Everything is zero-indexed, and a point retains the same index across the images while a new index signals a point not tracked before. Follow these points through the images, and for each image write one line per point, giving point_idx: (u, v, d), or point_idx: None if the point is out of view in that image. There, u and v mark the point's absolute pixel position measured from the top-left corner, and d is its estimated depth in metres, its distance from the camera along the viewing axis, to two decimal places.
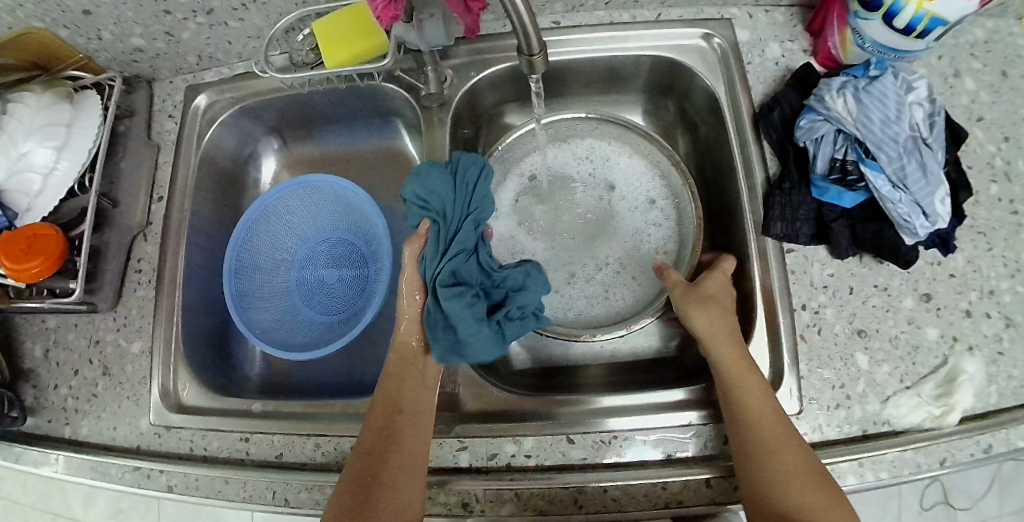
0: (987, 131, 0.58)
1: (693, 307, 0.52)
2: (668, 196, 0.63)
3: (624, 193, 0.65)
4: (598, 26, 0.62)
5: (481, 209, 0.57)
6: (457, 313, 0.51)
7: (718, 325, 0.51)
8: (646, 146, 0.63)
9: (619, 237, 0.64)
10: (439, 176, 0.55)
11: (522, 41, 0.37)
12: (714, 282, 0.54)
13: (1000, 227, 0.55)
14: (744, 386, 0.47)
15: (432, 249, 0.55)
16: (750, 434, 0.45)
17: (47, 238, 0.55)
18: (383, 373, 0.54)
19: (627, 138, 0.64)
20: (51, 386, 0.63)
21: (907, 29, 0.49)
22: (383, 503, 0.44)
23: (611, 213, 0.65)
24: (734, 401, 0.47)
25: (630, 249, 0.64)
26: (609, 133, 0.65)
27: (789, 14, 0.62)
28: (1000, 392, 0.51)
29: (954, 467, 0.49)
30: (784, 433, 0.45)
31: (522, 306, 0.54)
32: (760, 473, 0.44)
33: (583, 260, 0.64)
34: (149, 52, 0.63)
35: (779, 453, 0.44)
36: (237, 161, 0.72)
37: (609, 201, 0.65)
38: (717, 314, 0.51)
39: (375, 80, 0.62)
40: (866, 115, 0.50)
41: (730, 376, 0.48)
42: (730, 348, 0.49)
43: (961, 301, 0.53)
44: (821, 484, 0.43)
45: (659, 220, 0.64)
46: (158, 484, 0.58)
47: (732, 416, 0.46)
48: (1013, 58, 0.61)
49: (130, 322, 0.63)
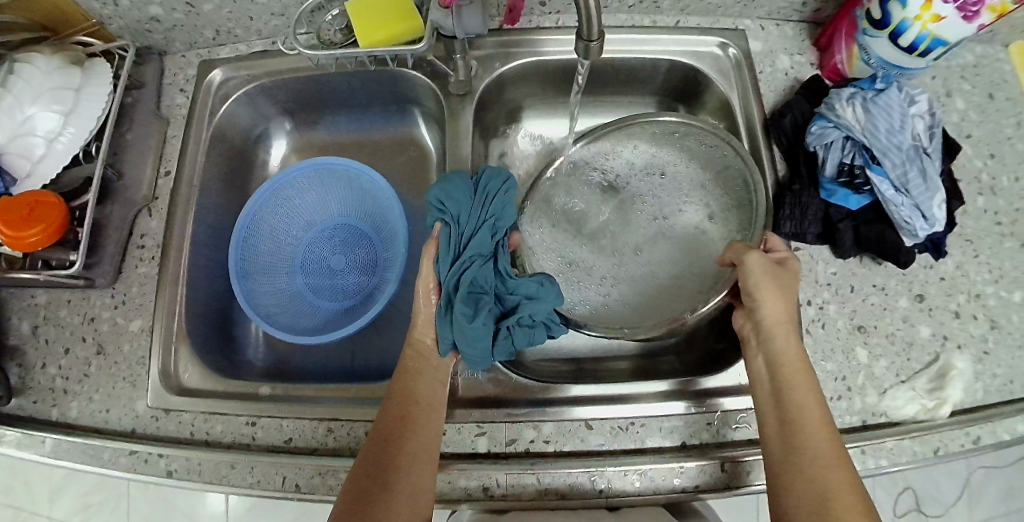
0: (975, 148, 0.63)
1: (767, 288, 0.49)
2: (721, 203, 0.63)
3: (682, 205, 0.65)
4: (619, 28, 0.64)
5: (501, 217, 0.56)
6: (463, 316, 0.51)
7: (782, 316, 0.48)
8: (700, 152, 0.63)
9: (672, 248, 0.64)
10: (460, 183, 0.56)
11: (582, 26, 0.41)
12: (791, 270, 0.51)
13: (986, 236, 0.60)
14: (801, 389, 0.45)
15: (444, 252, 0.55)
16: (802, 437, 0.42)
17: (50, 206, 0.52)
18: (399, 366, 0.52)
19: (679, 146, 0.64)
20: (39, 365, 0.59)
21: (910, 48, 0.52)
22: (397, 495, 0.43)
23: (668, 225, 0.65)
24: (790, 403, 0.44)
25: (679, 262, 0.63)
26: (665, 145, 0.65)
27: (798, 29, 0.66)
28: (985, 388, 0.54)
29: (947, 456, 0.52)
30: (836, 447, 0.42)
31: (533, 315, 0.54)
32: (809, 484, 0.40)
33: (628, 266, 0.64)
34: (166, 23, 0.62)
35: (835, 469, 0.40)
36: (246, 140, 0.71)
37: (659, 209, 0.65)
38: (784, 303, 0.49)
39: (405, 64, 0.63)
40: (873, 124, 0.54)
41: (787, 375, 0.46)
42: (793, 346, 0.47)
43: (950, 303, 0.57)
44: (870, 512, 0.38)
45: (715, 225, 0.63)
46: (155, 469, 0.53)
47: (786, 423, 0.44)
48: (999, 82, 0.66)
49: (129, 300, 0.60)
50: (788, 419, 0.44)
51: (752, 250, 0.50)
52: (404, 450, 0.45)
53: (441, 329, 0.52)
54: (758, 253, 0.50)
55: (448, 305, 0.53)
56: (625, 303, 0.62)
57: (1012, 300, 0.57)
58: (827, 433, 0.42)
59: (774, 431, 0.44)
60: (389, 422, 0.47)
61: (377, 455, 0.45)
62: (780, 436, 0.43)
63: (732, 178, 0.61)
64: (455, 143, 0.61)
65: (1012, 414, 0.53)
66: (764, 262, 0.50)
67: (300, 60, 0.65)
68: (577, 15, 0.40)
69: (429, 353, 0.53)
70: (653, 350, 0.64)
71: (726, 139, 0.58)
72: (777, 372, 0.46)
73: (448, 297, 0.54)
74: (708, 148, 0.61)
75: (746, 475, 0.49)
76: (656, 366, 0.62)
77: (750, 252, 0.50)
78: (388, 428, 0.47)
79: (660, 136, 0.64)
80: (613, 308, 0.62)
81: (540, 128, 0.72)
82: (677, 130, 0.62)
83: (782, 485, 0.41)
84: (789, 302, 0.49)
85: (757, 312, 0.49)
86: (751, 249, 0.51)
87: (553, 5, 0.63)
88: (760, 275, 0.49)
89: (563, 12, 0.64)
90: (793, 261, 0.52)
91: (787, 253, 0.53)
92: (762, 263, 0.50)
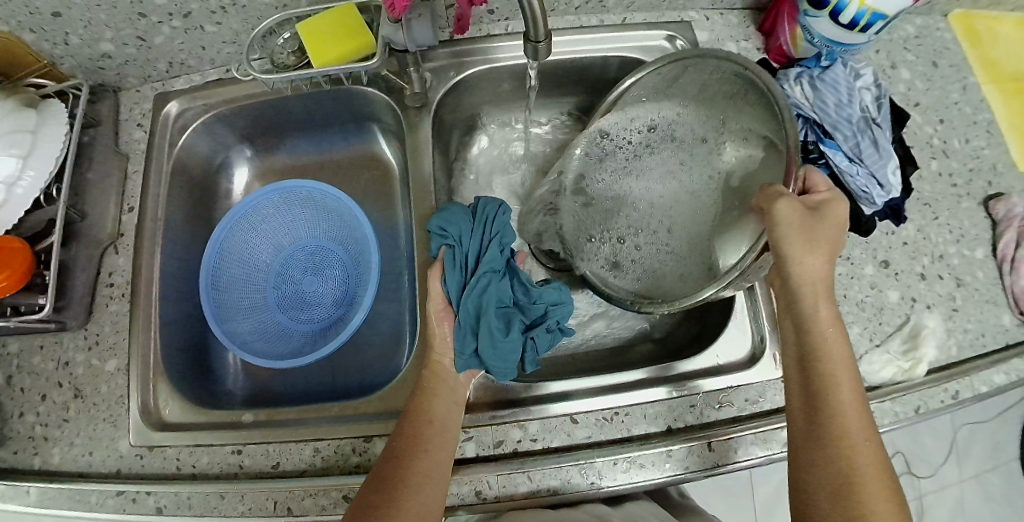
0: (924, 115, 0.65)
1: (798, 244, 0.42)
2: (743, 135, 0.52)
3: (694, 144, 0.56)
4: (568, 29, 0.64)
5: (505, 235, 0.58)
6: (494, 330, 0.52)
7: (813, 279, 0.44)
8: (715, 92, 0.54)
9: (699, 192, 0.54)
10: (460, 210, 0.57)
11: (529, 29, 0.42)
12: (829, 216, 0.44)
13: (943, 198, 0.62)
14: (831, 359, 0.43)
15: (454, 273, 0.55)
16: (830, 418, 0.41)
17: (14, 251, 0.52)
18: (415, 387, 0.52)
19: (684, 93, 0.56)
20: (16, 414, 0.57)
21: (851, 24, 0.54)
22: (405, 507, 0.43)
23: (686, 169, 0.56)
24: (816, 373, 0.43)
25: (696, 211, 0.54)
26: (670, 100, 0.57)
27: (741, 16, 0.67)
28: (958, 344, 0.56)
29: (927, 414, 0.53)
30: (862, 421, 0.41)
31: (558, 320, 0.56)
32: (829, 464, 0.40)
33: (657, 227, 0.56)
34: (118, 58, 0.61)
35: (857, 447, 0.40)
36: (207, 170, 0.71)
37: (680, 159, 0.56)
38: (819, 264, 0.43)
39: (361, 80, 0.63)
40: (822, 100, 0.55)
41: (815, 350, 0.43)
42: (821, 314, 0.44)
43: (915, 266, 0.59)
44: (889, 491, 0.39)
45: (742, 163, 0.52)
46: (145, 508, 0.53)
47: (809, 393, 0.43)
48: (941, 51, 0.68)
49: (104, 339, 0.59)
50: (814, 400, 0.42)
51: (783, 196, 0.42)
52: (414, 467, 0.45)
53: (462, 342, 0.52)
54: (790, 198, 0.42)
55: (467, 325, 0.53)
56: (656, 271, 0.56)
57: (974, 257, 0.59)
58: (857, 413, 0.41)
59: (799, 398, 0.44)
60: (401, 438, 0.48)
61: (387, 469, 0.46)
62: (805, 407, 0.43)
63: (747, 113, 0.51)
64: (416, 155, 0.62)
65: (985, 368, 0.55)
66: (797, 209, 0.42)
67: (257, 85, 0.65)
68: (524, 18, 0.40)
69: (447, 374, 0.52)
70: (633, 339, 0.65)
71: (744, 64, 0.48)
72: (805, 346, 0.44)
73: (468, 313, 0.53)
74: (721, 85, 0.53)
75: (733, 452, 0.50)
76: (636, 355, 0.63)
77: (779, 199, 0.42)
78: (399, 431, 0.48)
79: (663, 91, 0.57)
80: (655, 272, 0.56)
81: (500, 134, 0.73)
82: (688, 73, 0.54)
83: (799, 460, 0.42)
84: (824, 257, 0.44)
85: (787, 273, 0.44)
86: (782, 193, 0.43)
87: (501, 12, 0.63)
88: (792, 229, 0.42)
89: (512, 18, 0.64)
90: (836, 204, 0.45)
91: (829, 193, 0.46)
92: (798, 212, 0.42)
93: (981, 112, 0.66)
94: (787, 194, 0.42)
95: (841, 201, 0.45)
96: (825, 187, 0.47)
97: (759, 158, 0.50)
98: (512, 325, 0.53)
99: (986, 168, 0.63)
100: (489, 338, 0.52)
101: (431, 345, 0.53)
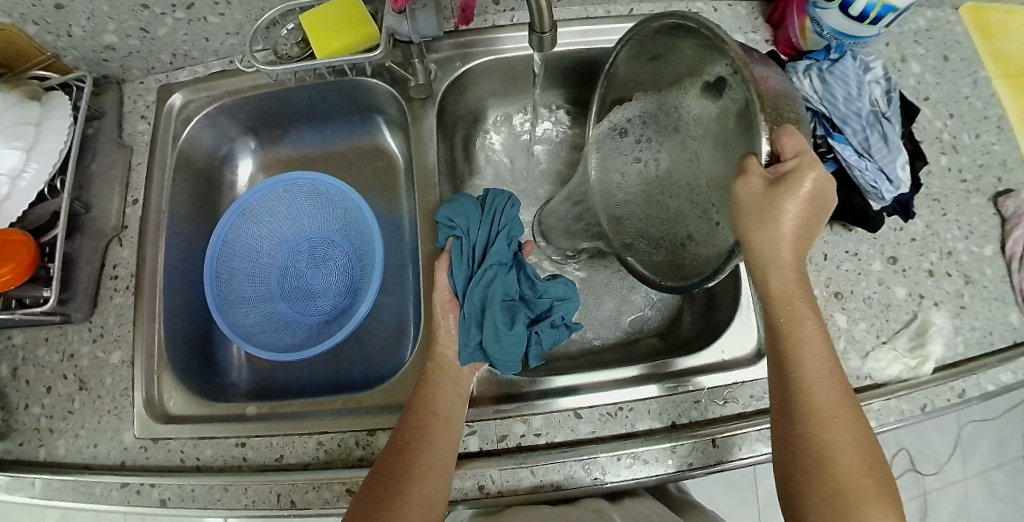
0: (934, 109, 0.64)
1: (759, 224, 0.37)
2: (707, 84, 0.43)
3: (664, 111, 0.49)
4: (575, 20, 0.64)
5: (513, 228, 0.58)
6: (500, 323, 0.52)
7: (777, 256, 0.41)
8: (676, 63, 0.47)
9: (680, 158, 0.46)
10: (470, 200, 0.57)
11: (534, 20, 0.42)
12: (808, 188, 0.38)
13: (952, 194, 0.61)
14: (801, 334, 0.42)
15: (460, 265, 0.55)
16: (802, 396, 0.41)
17: (19, 244, 0.52)
18: (418, 379, 0.51)
19: (646, 69, 0.51)
20: (22, 406, 0.57)
21: (861, 16, 0.53)
22: (409, 498, 0.43)
23: (665, 139, 0.49)
24: (786, 348, 0.42)
25: (678, 179, 0.47)
26: (644, 83, 0.52)
27: (750, 8, 0.67)
28: (966, 342, 0.56)
29: (934, 412, 0.53)
30: (836, 395, 0.41)
31: (563, 315, 0.57)
32: (806, 441, 0.40)
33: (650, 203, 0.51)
34: (122, 50, 0.61)
35: (832, 424, 0.40)
36: (212, 162, 0.71)
37: (657, 132, 0.50)
38: (785, 238, 0.40)
39: (364, 72, 0.63)
40: (831, 93, 0.54)
41: (784, 329, 0.42)
42: (788, 291, 0.42)
43: (923, 262, 0.58)
44: (867, 466, 0.39)
45: (715, 108, 0.42)
46: (149, 500, 0.53)
47: (779, 368, 0.42)
48: (951, 44, 0.67)
49: (108, 331, 0.59)
50: (785, 376, 0.42)
51: (748, 171, 0.36)
52: (418, 459, 0.45)
53: (466, 334, 0.52)
54: (750, 174, 0.36)
55: (474, 316, 0.53)
56: (662, 249, 0.50)
57: (983, 254, 0.59)
58: (831, 390, 0.41)
59: (774, 376, 0.43)
60: (405, 430, 0.48)
61: (391, 460, 0.46)
62: (779, 384, 0.42)
63: (710, 63, 0.42)
64: (420, 148, 0.61)
65: (993, 365, 0.54)
66: (762, 183, 0.36)
67: (259, 77, 0.65)
68: (530, 10, 0.41)
69: (451, 366, 0.52)
70: (637, 335, 0.65)
71: (696, 18, 0.41)
72: (774, 324, 0.43)
73: (472, 306, 0.53)
74: (674, 48, 0.47)
75: (737, 448, 0.50)
76: (641, 350, 0.63)
77: (740, 177, 0.36)
78: (400, 421, 0.49)
79: (632, 70, 0.53)
80: (661, 250, 0.50)
81: (504, 126, 0.73)
82: (655, 48, 0.49)
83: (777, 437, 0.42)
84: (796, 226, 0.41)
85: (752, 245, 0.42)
86: (749, 166, 0.36)
87: (506, 3, 0.62)
88: (756, 211, 0.36)
89: (517, 9, 0.63)
90: (811, 172, 0.37)
91: (802, 158, 0.36)
92: (763, 189, 0.36)
93: (991, 107, 0.65)
94: (751, 169, 0.36)
95: (816, 166, 0.37)
96: (798, 149, 0.36)
97: (741, 100, 0.38)
98: (518, 318, 0.54)
99: (996, 164, 0.62)
100: (494, 330, 0.52)
101: (435, 337, 0.53)
